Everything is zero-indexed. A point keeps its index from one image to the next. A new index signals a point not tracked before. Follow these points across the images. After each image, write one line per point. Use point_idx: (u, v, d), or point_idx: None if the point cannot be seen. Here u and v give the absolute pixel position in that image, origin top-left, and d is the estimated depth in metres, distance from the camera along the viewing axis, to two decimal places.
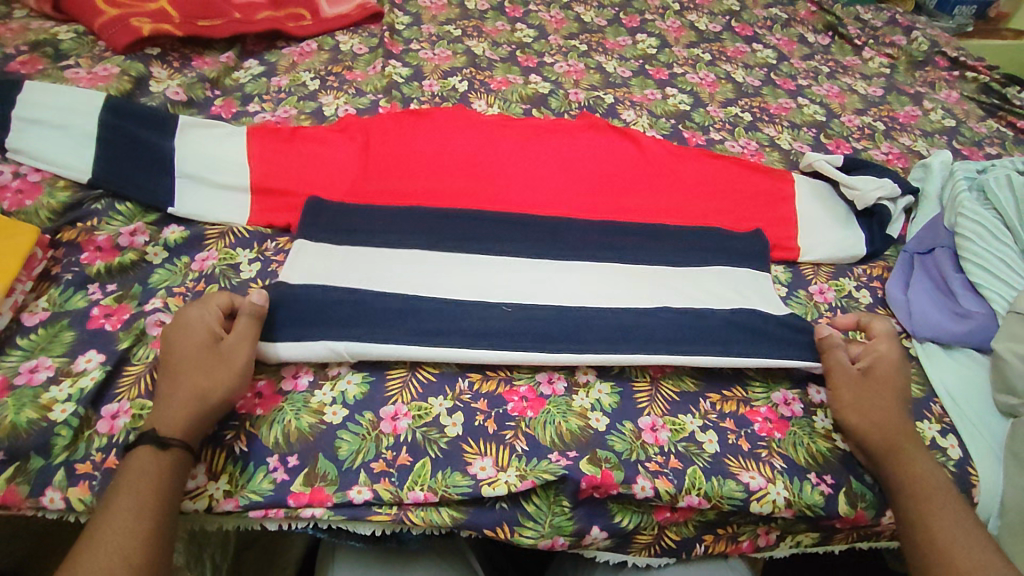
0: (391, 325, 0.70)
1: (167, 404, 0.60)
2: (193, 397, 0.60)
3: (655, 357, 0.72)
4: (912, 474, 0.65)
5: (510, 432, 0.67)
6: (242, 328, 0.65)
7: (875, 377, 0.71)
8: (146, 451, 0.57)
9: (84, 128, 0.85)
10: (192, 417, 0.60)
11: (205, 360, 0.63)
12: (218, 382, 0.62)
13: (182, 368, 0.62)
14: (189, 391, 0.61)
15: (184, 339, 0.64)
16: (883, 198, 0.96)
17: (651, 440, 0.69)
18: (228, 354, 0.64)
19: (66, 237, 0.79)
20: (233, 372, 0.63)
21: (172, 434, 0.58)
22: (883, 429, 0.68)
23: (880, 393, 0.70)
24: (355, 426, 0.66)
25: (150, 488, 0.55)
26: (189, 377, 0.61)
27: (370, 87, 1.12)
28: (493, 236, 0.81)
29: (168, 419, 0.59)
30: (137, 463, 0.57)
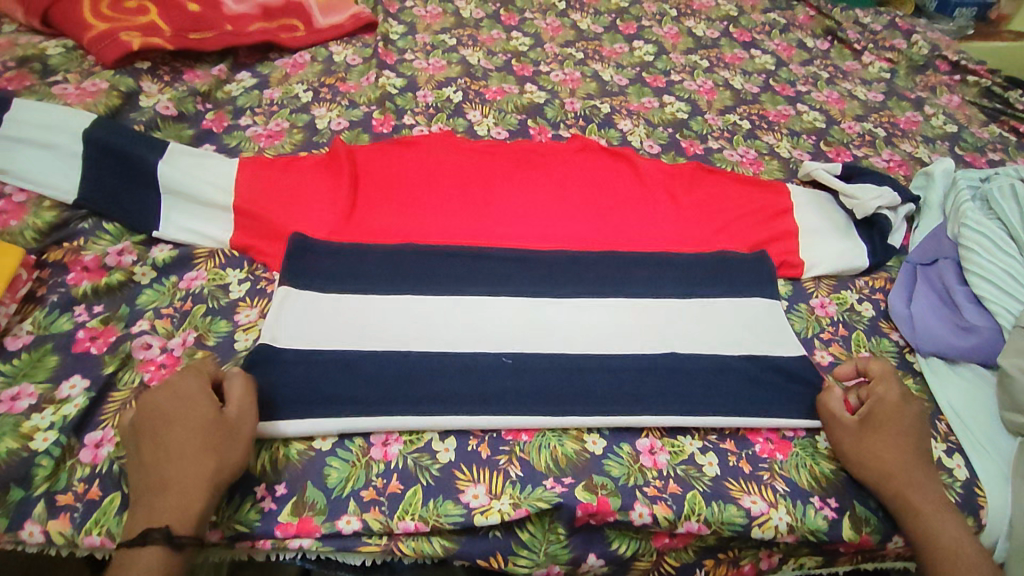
0: (384, 360, 0.70)
1: (171, 493, 0.55)
2: (202, 481, 0.56)
3: (648, 387, 0.72)
4: (924, 509, 0.64)
5: (504, 458, 0.66)
6: (240, 396, 0.62)
7: (903, 433, 0.68)
8: (157, 548, 0.53)
9: (73, 148, 0.84)
10: (202, 502, 0.56)
11: (208, 438, 0.58)
12: (228, 460, 0.58)
13: (182, 448, 0.58)
14: (196, 476, 0.56)
15: (178, 413, 0.60)
16: (883, 207, 0.95)
17: (648, 463, 0.67)
18: (233, 427, 0.60)
19: (52, 257, 0.78)
20: (240, 445, 0.60)
21: (184, 527, 0.54)
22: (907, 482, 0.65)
23: (906, 448, 0.67)
24: (345, 453, 0.65)
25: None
26: (194, 459, 0.57)
27: (363, 99, 1.11)
28: (489, 273, 0.81)
29: (175, 510, 0.55)
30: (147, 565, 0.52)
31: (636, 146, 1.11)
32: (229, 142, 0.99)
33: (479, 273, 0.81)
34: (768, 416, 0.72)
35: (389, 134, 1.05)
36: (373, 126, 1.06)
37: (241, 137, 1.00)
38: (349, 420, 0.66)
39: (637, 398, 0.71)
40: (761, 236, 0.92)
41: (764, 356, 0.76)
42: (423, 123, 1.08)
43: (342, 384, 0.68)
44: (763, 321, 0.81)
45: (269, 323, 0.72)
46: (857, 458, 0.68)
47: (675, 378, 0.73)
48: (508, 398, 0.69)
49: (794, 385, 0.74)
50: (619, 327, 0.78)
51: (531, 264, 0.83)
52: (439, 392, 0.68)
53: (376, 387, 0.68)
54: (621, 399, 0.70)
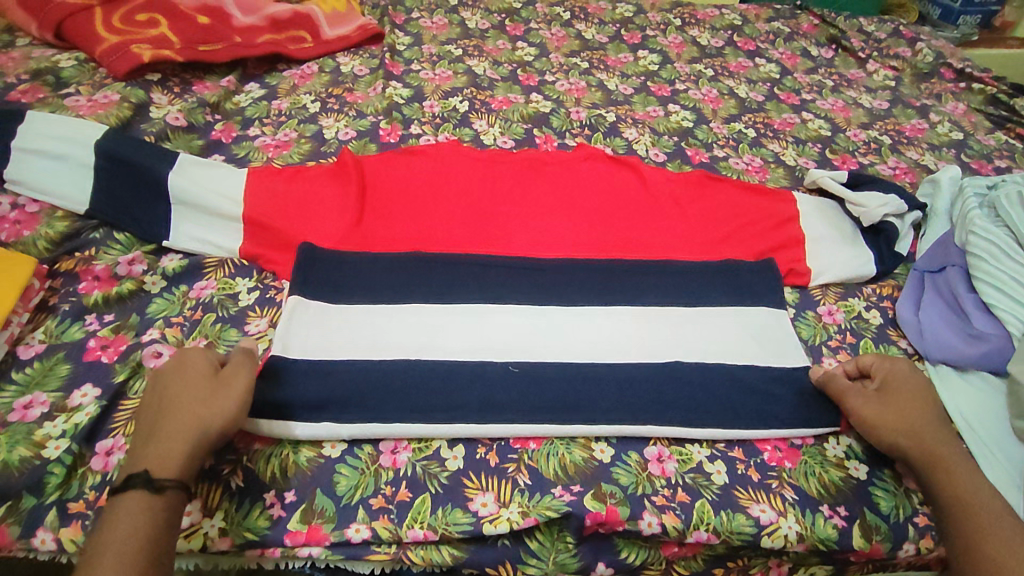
0: (392, 368, 0.71)
1: (161, 441, 0.57)
2: (190, 431, 0.58)
3: (657, 396, 0.72)
4: (960, 490, 0.63)
5: (512, 466, 0.66)
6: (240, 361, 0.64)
7: (908, 400, 0.69)
8: (137, 492, 0.53)
9: (85, 159, 0.85)
10: (188, 454, 0.57)
11: (204, 393, 0.60)
12: (217, 410, 0.59)
13: (178, 401, 0.59)
14: (184, 426, 0.58)
15: (181, 374, 0.62)
16: (890, 215, 0.96)
17: (657, 471, 0.67)
18: (228, 383, 0.62)
19: (64, 267, 0.78)
20: (233, 400, 0.61)
21: (165, 474, 0.55)
22: (920, 445, 0.66)
23: (913, 412, 0.68)
24: (354, 460, 0.65)
25: (142, 530, 0.52)
26: (187, 411, 0.59)
27: (370, 109, 1.12)
28: (495, 283, 0.82)
29: (160, 457, 0.56)
30: (126, 509, 0.53)
31: (641, 155, 1.11)
32: (238, 152, 1.00)
33: (486, 281, 0.82)
34: (776, 424, 0.72)
35: (396, 143, 1.06)
36: (380, 135, 1.07)
37: (249, 147, 1.01)
38: (359, 426, 0.66)
39: (644, 408, 0.71)
40: (768, 244, 0.93)
41: (770, 365, 0.77)
42: (430, 132, 1.09)
43: (350, 393, 0.68)
44: (771, 328, 0.81)
45: (282, 331, 0.72)
46: (872, 424, 0.68)
47: (682, 387, 0.73)
48: (516, 407, 0.69)
49: (801, 395, 0.74)
50: (627, 335, 0.78)
51: (537, 276, 0.83)
52: (447, 401, 0.69)
53: (383, 396, 0.68)
54: (628, 408, 0.70)
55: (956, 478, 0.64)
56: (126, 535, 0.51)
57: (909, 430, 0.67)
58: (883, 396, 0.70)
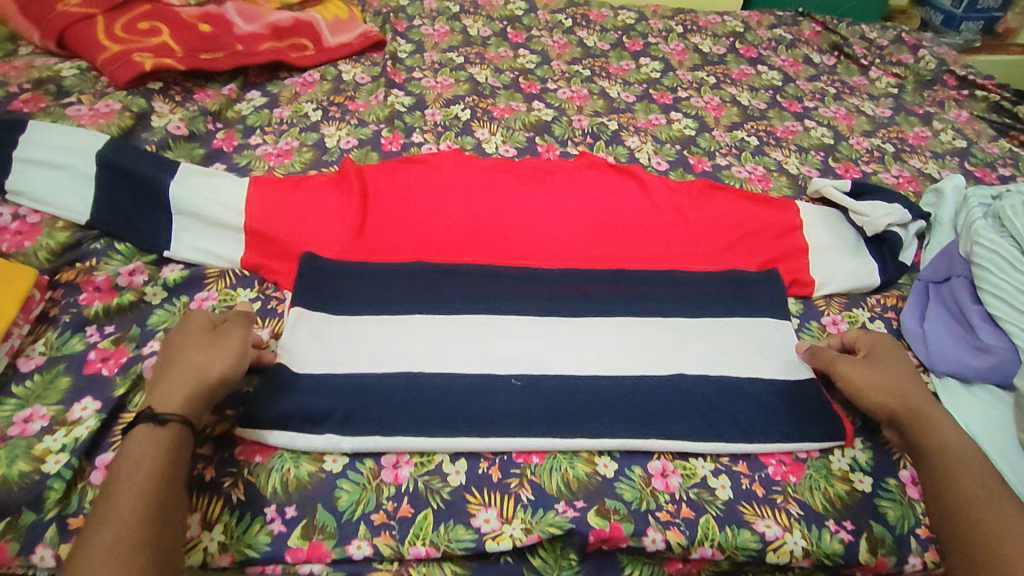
0: (394, 381, 0.70)
1: (166, 386, 0.62)
2: (191, 377, 0.62)
3: (660, 409, 0.71)
4: (946, 454, 0.66)
5: (515, 481, 0.65)
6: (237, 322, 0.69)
7: (888, 364, 0.74)
8: (144, 427, 0.59)
9: (86, 169, 0.85)
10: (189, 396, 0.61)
11: (203, 347, 0.65)
12: (217, 361, 0.64)
13: (182, 352, 0.65)
14: (186, 371, 0.63)
15: (182, 333, 0.67)
16: (894, 225, 0.96)
17: (661, 486, 0.67)
18: (225, 338, 0.67)
19: (65, 277, 0.78)
20: (230, 351, 0.66)
21: (168, 412, 0.60)
22: (906, 404, 0.70)
23: (895, 374, 0.73)
24: (355, 475, 0.64)
25: (151, 459, 0.57)
26: (188, 360, 0.64)
27: (372, 117, 1.12)
28: (497, 293, 0.81)
29: (164, 399, 0.61)
30: (135, 442, 0.58)
31: (644, 163, 1.11)
32: (240, 161, 0.99)
33: (488, 292, 0.81)
34: (781, 438, 0.71)
35: (397, 151, 1.06)
36: (382, 144, 1.07)
37: (251, 156, 1.01)
38: (362, 440, 0.65)
39: (648, 422, 0.70)
40: (770, 253, 0.93)
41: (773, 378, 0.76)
42: (432, 141, 1.09)
43: (352, 406, 0.67)
44: (775, 339, 0.81)
45: (285, 342, 0.72)
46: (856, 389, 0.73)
47: (686, 400, 0.73)
48: (519, 420, 0.68)
49: (806, 408, 0.74)
50: (630, 347, 0.77)
51: (539, 287, 0.83)
52: (449, 414, 0.68)
53: (385, 409, 0.68)
54: (631, 421, 0.70)
55: (940, 436, 0.67)
56: (136, 463, 0.56)
57: (894, 390, 0.72)
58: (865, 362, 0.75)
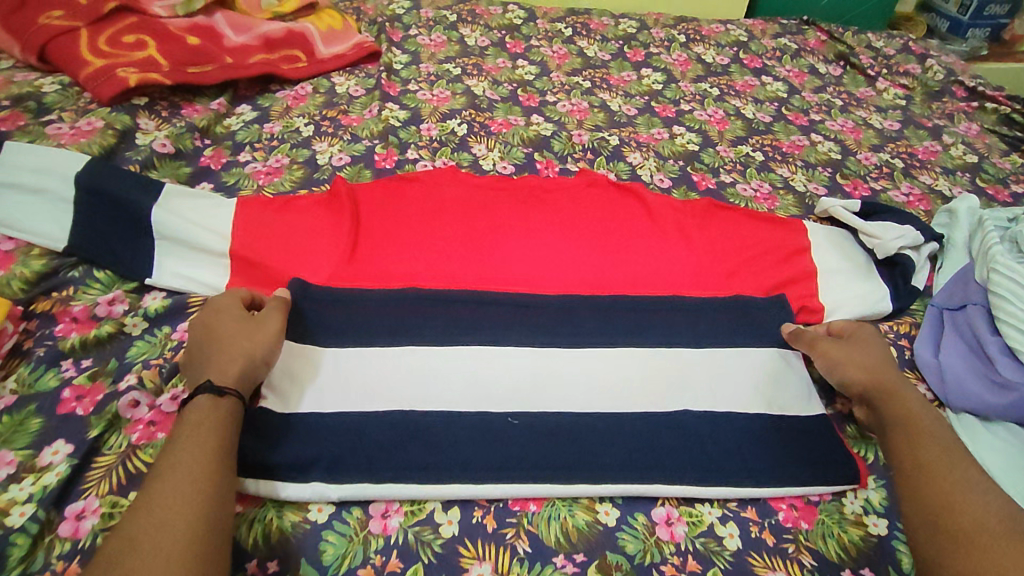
0: (384, 422, 0.67)
1: (218, 363, 0.65)
2: (243, 354, 0.66)
3: (664, 451, 0.68)
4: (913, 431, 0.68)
5: (511, 531, 0.62)
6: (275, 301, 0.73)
7: (869, 344, 0.78)
8: (204, 399, 0.61)
9: (65, 193, 0.81)
10: (243, 371, 0.65)
11: (245, 327, 0.68)
12: (261, 342, 0.67)
13: (226, 333, 0.67)
14: (237, 349, 0.66)
15: (219, 315, 0.69)
16: (906, 248, 0.92)
17: (665, 536, 0.63)
18: (265, 318, 0.70)
19: (40, 308, 0.74)
20: (271, 331, 0.69)
21: (227, 385, 0.63)
22: (880, 378, 0.73)
23: (872, 354, 0.76)
24: (342, 526, 0.61)
25: (216, 427, 0.59)
26: (234, 339, 0.67)
27: (365, 132, 1.08)
28: (494, 323, 0.77)
29: (220, 373, 0.64)
30: (197, 412, 0.60)
31: (646, 180, 1.07)
32: (227, 180, 0.96)
33: (483, 322, 0.77)
34: (791, 481, 0.68)
35: (391, 169, 1.02)
36: (375, 161, 1.03)
37: (239, 174, 0.97)
38: (350, 487, 0.62)
39: (651, 465, 0.67)
40: (779, 277, 0.89)
41: (782, 414, 0.73)
42: (427, 157, 1.05)
43: (340, 451, 0.64)
44: (784, 371, 0.77)
45: (269, 378, 0.69)
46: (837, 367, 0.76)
47: (691, 440, 0.69)
48: (516, 465, 0.65)
49: (816, 448, 0.71)
50: (633, 381, 0.74)
51: (538, 317, 0.79)
52: (441, 459, 0.64)
53: (375, 452, 0.64)
54: (634, 465, 0.66)
55: (908, 408, 0.70)
56: (201, 431, 0.58)
57: (869, 365, 0.75)
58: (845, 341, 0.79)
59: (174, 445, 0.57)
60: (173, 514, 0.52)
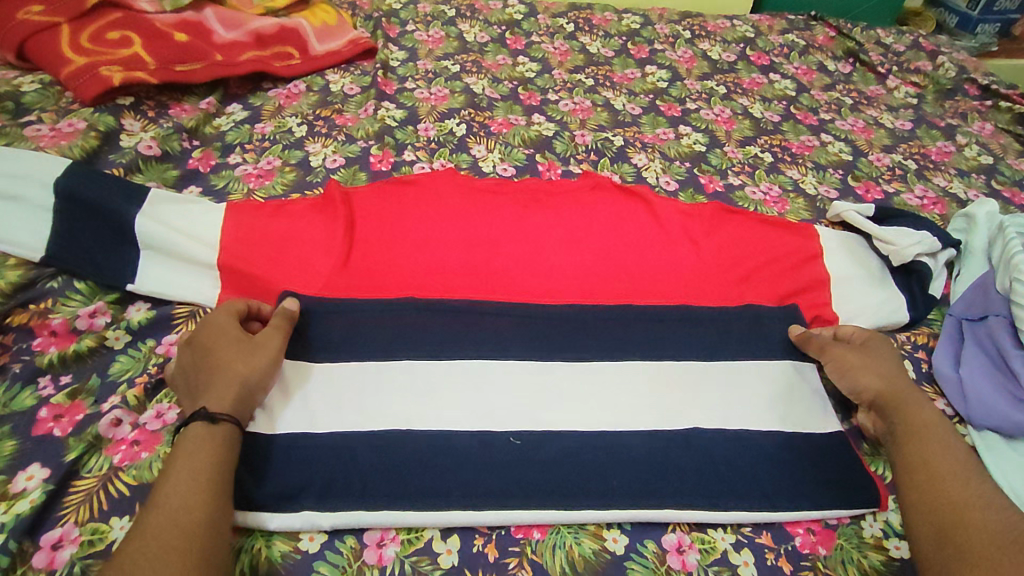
0: (379, 444, 0.63)
1: (215, 387, 0.61)
2: (239, 380, 0.62)
3: (673, 474, 0.64)
4: (926, 441, 0.64)
5: (514, 561, 0.58)
6: (276, 321, 0.69)
7: (885, 352, 0.74)
8: (198, 426, 0.58)
9: (44, 200, 0.77)
10: (239, 396, 0.61)
11: (243, 349, 0.65)
12: (256, 367, 0.64)
13: (219, 357, 0.64)
14: (233, 374, 0.62)
15: (217, 334, 0.66)
16: (923, 254, 0.89)
17: (677, 565, 0.60)
18: (262, 341, 0.66)
19: (17, 321, 0.71)
20: (270, 355, 0.65)
21: (222, 411, 0.59)
22: (893, 386, 0.70)
23: (885, 365, 0.73)
24: (334, 556, 0.58)
25: (209, 451, 0.56)
26: (232, 363, 0.63)
27: (360, 132, 1.04)
28: (494, 336, 0.74)
29: (216, 398, 0.60)
30: (191, 440, 0.57)
31: (652, 183, 1.04)
32: (217, 183, 0.92)
33: (484, 335, 0.74)
34: (808, 503, 0.64)
35: (387, 171, 0.98)
36: (370, 162, 0.99)
37: (229, 177, 0.93)
38: (342, 515, 0.58)
39: (660, 490, 0.63)
40: (792, 285, 0.86)
41: (797, 431, 0.70)
42: (424, 159, 1.01)
43: (333, 476, 0.61)
44: (799, 385, 0.74)
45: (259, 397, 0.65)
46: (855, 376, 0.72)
47: (702, 462, 0.66)
48: (518, 489, 0.61)
49: (832, 468, 0.67)
50: (640, 397, 0.70)
51: (540, 328, 0.75)
52: (439, 484, 0.61)
53: (369, 476, 0.61)
54: (643, 488, 0.63)
55: (921, 417, 0.67)
56: (195, 458, 0.55)
57: (883, 372, 0.72)
58: (861, 350, 0.75)
59: (173, 464, 0.55)
60: (170, 545, 0.49)
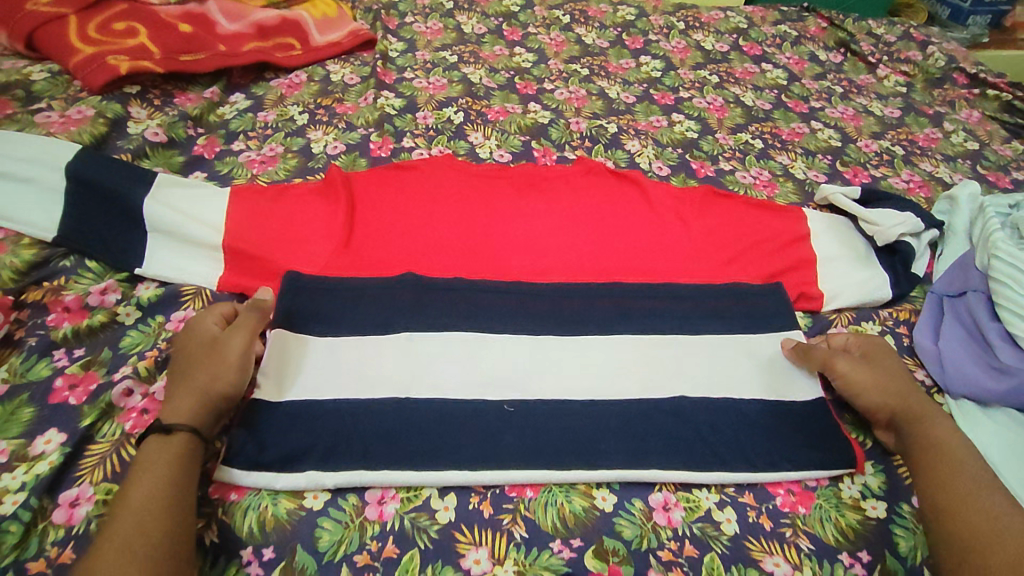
0: (379, 411, 0.66)
1: (174, 399, 0.62)
2: (197, 392, 0.63)
3: (661, 440, 0.67)
4: (940, 460, 0.64)
5: (508, 517, 0.61)
6: (250, 325, 0.69)
7: (882, 364, 0.74)
8: (153, 440, 0.59)
9: (55, 182, 0.80)
10: (196, 405, 0.62)
11: (207, 359, 0.65)
12: (218, 377, 0.64)
13: (186, 368, 0.65)
14: (195, 386, 0.63)
15: (190, 345, 0.67)
16: (906, 234, 0.91)
17: (663, 521, 0.63)
18: (228, 349, 0.66)
19: (31, 297, 0.74)
20: (232, 365, 0.65)
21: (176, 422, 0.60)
22: (888, 400, 0.70)
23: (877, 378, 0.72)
24: (337, 512, 0.61)
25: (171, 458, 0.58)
26: (193, 372, 0.64)
27: (361, 120, 1.07)
28: (490, 310, 0.77)
29: (173, 411, 0.61)
30: (153, 449, 0.58)
31: (644, 168, 1.06)
32: (221, 169, 0.95)
33: (479, 310, 0.77)
34: (789, 466, 0.67)
35: (386, 157, 1.01)
36: (370, 149, 1.02)
37: (233, 163, 0.96)
38: (345, 475, 0.61)
39: (647, 455, 0.66)
40: (777, 265, 0.88)
41: (781, 400, 0.72)
42: (423, 146, 1.04)
43: (335, 440, 0.63)
44: (783, 357, 0.77)
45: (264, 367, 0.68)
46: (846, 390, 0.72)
47: (688, 429, 0.68)
48: (512, 453, 0.64)
49: (814, 433, 0.70)
50: (630, 369, 0.73)
51: (534, 304, 0.78)
52: (438, 449, 0.64)
53: (371, 440, 0.64)
54: (632, 450, 0.66)
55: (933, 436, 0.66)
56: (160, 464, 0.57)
57: (874, 386, 0.71)
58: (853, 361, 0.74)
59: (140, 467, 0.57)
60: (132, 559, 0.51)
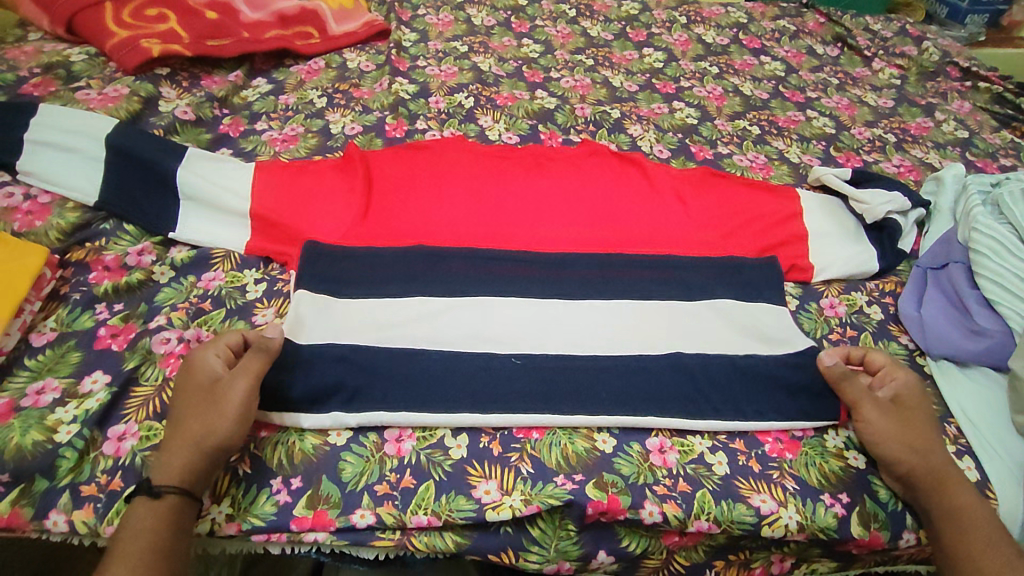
0: (397, 360, 0.71)
1: (166, 451, 0.60)
2: (190, 443, 0.60)
3: (658, 393, 0.72)
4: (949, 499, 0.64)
5: (515, 455, 0.67)
6: (251, 362, 0.65)
7: (919, 417, 0.69)
8: (143, 498, 0.57)
9: (97, 152, 0.86)
10: (189, 462, 0.59)
11: (203, 402, 0.62)
12: (211, 428, 0.60)
13: (183, 414, 0.62)
14: (189, 437, 0.60)
15: (188, 381, 0.64)
16: (894, 212, 0.96)
17: (658, 462, 0.68)
18: (225, 392, 0.62)
19: (75, 257, 0.80)
20: (229, 412, 0.61)
21: (166, 482, 0.58)
22: (923, 458, 0.66)
23: (913, 430, 0.68)
24: (359, 448, 0.66)
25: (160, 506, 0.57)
26: (189, 420, 0.61)
27: (376, 104, 1.13)
28: (500, 276, 0.82)
29: (162, 468, 0.59)
30: (140, 509, 0.57)
31: (646, 151, 1.12)
32: (245, 146, 1.01)
33: (489, 275, 0.82)
34: (778, 416, 0.72)
35: (401, 138, 1.07)
36: (386, 130, 1.08)
37: (257, 141, 1.02)
38: (367, 414, 0.67)
39: (644, 407, 0.71)
40: (770, 240, 0.93)
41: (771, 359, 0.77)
42: (435, 128, 1.10)
43: (357, 385, 0.69)
44: (775, 320, 0.81)
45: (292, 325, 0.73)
46: (880, 436, 0.68)
47: (684, 383, 0.73)
48: (520, 399, 0.70)
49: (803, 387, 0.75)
50: (629, 329, 0.79)
51: (541, 271, 0.84)
52: (452, 394, 0.69)
53: (390, 384, 0.69)
54: (631, 399, 0.71)
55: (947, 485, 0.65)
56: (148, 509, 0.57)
57: (910, 439, 0.67)
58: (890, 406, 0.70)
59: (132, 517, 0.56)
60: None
